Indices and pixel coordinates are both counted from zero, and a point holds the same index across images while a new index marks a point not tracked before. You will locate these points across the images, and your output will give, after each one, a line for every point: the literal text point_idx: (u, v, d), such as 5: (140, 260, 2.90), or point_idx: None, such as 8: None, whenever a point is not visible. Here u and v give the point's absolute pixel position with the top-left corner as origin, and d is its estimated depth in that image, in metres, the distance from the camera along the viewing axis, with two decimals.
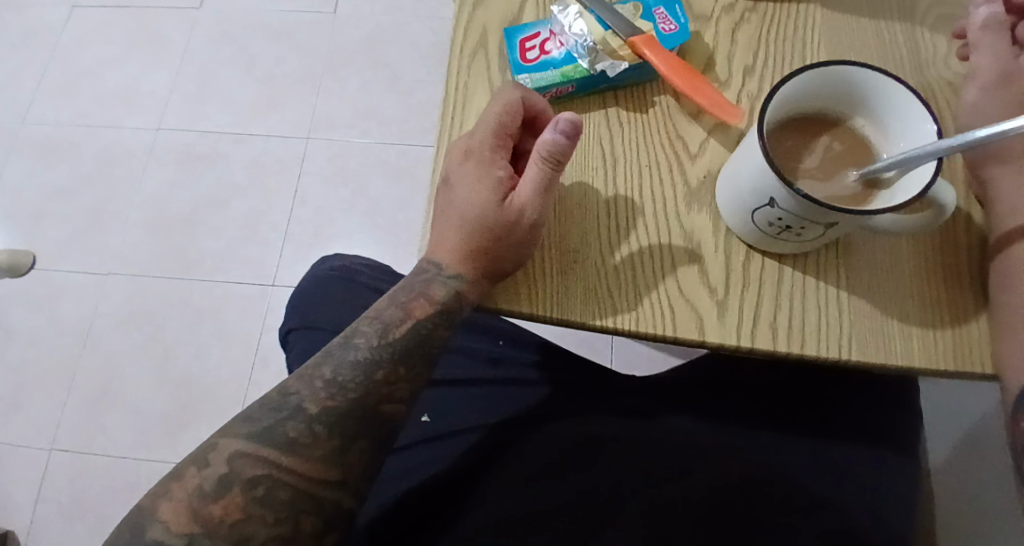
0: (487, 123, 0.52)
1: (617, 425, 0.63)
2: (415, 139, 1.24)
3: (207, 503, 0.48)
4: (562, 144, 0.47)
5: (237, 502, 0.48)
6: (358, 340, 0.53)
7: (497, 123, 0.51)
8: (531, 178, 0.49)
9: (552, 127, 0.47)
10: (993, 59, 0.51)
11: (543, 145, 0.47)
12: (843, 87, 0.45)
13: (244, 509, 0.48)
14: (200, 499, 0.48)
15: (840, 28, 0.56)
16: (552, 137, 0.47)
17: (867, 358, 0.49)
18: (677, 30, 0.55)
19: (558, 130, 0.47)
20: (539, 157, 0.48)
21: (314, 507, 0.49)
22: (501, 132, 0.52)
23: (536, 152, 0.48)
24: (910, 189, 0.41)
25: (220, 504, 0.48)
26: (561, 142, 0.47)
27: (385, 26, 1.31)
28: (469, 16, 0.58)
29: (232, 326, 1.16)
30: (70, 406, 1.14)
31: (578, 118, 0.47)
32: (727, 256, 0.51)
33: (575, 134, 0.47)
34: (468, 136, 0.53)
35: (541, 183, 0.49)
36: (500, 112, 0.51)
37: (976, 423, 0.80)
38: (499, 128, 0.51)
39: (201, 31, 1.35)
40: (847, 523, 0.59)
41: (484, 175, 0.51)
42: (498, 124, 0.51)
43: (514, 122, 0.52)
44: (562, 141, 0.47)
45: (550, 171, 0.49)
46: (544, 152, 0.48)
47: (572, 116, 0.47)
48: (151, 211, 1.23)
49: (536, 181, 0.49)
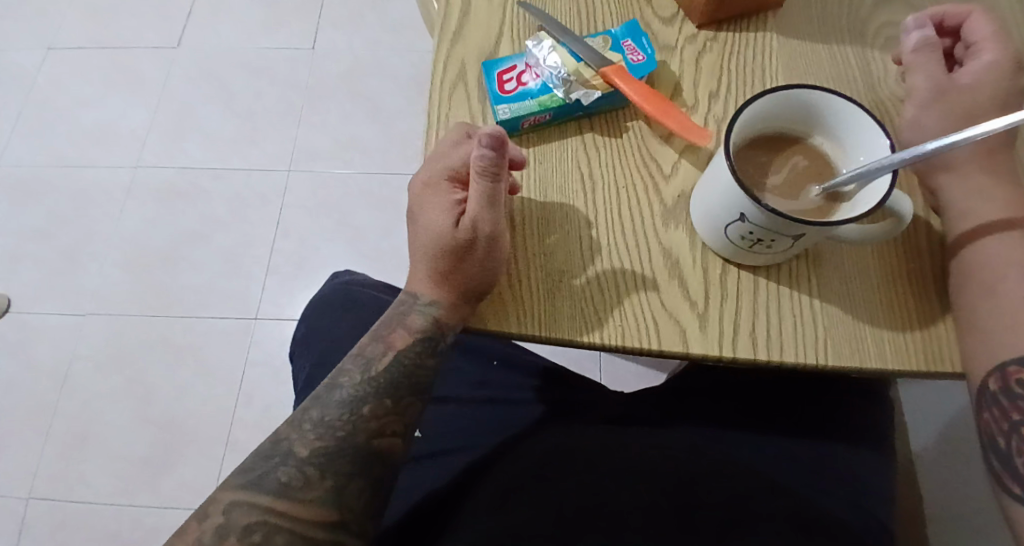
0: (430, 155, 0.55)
1: (592, 438, 0.64)
2: (398, 168, 1.26)
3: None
4: (491, 156, 0.50)
5: None
6: (341, 379, 0.54)
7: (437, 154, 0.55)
8: (475, 194, 0.51)
9: (477, 144, 0.50)
10: (926, 77, 0.54)
11: (475, 162, 0.50)
12: (804, 106, 0.48)
13: None
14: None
15: (797, 52, 0.59)
16: (479, 153, 0.50)
17: (841, 361, 0.52)
18: (645, 60, 0.58)
19: (484, 144, 0.50)
20: (475, 173, 0.51)
21: None
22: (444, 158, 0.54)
23: (472, 169, 0.51)
24: (869, 200, 0.44)
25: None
26: (489, 155, 0.50)
27: (364, 60, 1.34)
28: (448, 51, 0.60)
29: (217, 362, 1.16)
30: (49, 453, 1.13)
31: (500, 129, 0.50)
32: (705, 269, 0.54)
33: (500, 144, 0.50)
34: (418, 175, 0.56)
35: (485, 196, 0.51)
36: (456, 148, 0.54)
37: (959, 420, 0.84)
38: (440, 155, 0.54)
39: (178, 69, 1.37)
40: (817, 513, 0.61)
41: (434, 201, 0.54)
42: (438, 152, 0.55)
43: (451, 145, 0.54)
44: (490, 154, 0.50)
45: (492, 185, 0.51)
46: (478, 167, 0.51)
47: (493, 129, 0.50)
48: (129, 250, 1.23)
49: (480, 196, 0.51)
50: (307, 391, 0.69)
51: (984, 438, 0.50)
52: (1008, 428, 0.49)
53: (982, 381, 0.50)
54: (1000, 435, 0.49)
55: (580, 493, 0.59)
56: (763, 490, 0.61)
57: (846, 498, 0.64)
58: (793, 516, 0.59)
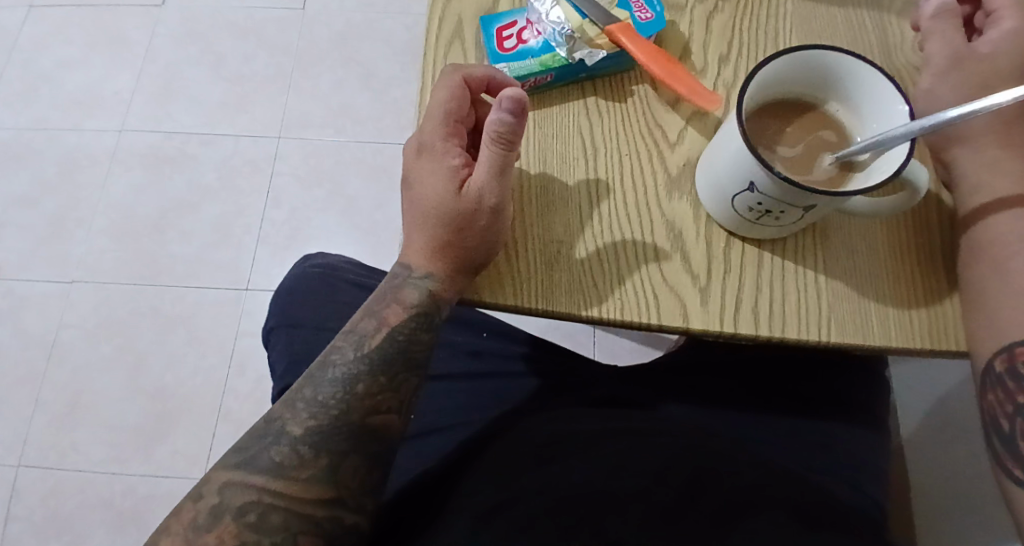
0: (435, 115, 0.52)
1: (592, 423, 0.62)
2: (392, 136, 1.23)
3: (201, 534, 0.48)
4: (510, 122, 0.47)
5: (228, 532, 0.48)
6: (335, 357, 0.52)
7: (445, 114, 0.52)
8: (485, 160, 0.49)
9: (496, 106, 0.47)
10: (944, 45, 0.52)
11: (491, 126, 0.47)
12: (820, 69, 0.46)
13: (237, 538, 0.48)
14: (195, 532, 0.48)
15: (812, 16, 0.57)
16: (497, 117, 0.47)
17: (847, 339, 0.50)
18: (653, 19, 0.55)
19: (504, 108, 0.47)
20: (489, 139, 0.48)
21: (310, 529, 0.49)
22: (451, 119, 0.52)
23: (486, 134, 0.48)
24: (885, 169, 0.42)
25: (214, 534, 0.48)
26: (508, 121, 0.47)
27: (356, 22, 1.30)
28: (444, 6, 0.57)
29: (206, 332, 1.14)
30: (37, 422, 1.11)
31: (522, 94, 0.47)
32: (708, 243, 0.52)
33: (521, 111, 0.47)
34: (418, 132, 0.53)
35: (496, 164, 0.49)
36: (446, 101, 0.51)
37: (946, 397, 0.83)
38: (447, 115, 0.52)
39: (165, 30, 1.33)
40: (821, 494, 0.60)
41: (438, 167, 0.52)
42: (446, 113, 0.52)
43: (461, 108, 0.52)
44: (509, 119, 0.47)
45: (504, 154, 0.48)
46: (493, 133, 0.48)
47: (516, 93, 0.46)
48: (118, 217, 1.21)
49: (492, 163, 0.49)
50: (292, 378, 0.67)
51: (986, 419, 0.48)
52: (1013, 411, 0.46)
53: (987, 361, 0.48)
54: (1004, 418, 0.47)
55: (585, 476, 0.57)
56: (773, 473, 0.60)
57: (843, 480, 0.63)
58: (797, 504, 0.58)
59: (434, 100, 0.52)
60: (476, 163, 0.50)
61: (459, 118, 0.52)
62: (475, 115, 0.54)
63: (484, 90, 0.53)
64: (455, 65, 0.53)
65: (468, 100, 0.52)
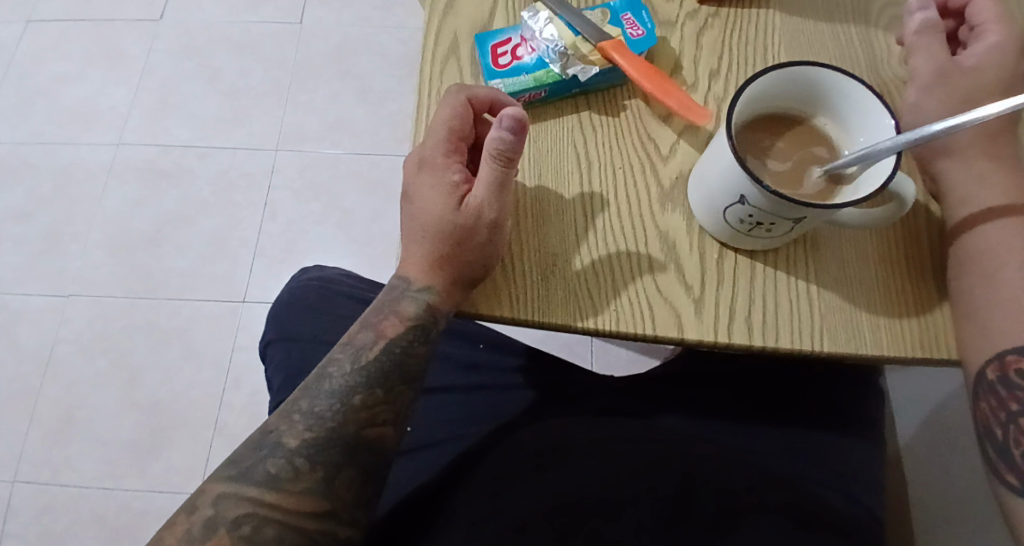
0: (437, 131, 0.53)
1: (587, 431, 0.63)
2: (388, 149, 1.24)
3: None
4: (510, 140, 0.48)
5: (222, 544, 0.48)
6: (331, 369, 0.53)
7: (448, 131, 0.53)
8: (484, 176, 0.50)
9: (496, 125, 0.48)
10: (929, 60, 0.53)
11: (491, 144, 0.48)
12: (809, 85, 0.47)
13: None
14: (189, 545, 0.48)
15: (800, 31, 0.58)
16: (496, 135, 0.48)
17: (839, 349, 0.51)
18: (645, 35, 0.56)
19: (504, 127, 0.48)
20: (489, 156, 0.49)
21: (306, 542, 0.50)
22: (453, 137, 0.53)
23: (486, 151, 0.49)
24: (872, 182, 0.43)
25: None
26: (508, 139, 0.48)
27: (352, 36, 1.31)
28: (440, 24, 0.58)
29: (203, 346, 1.14)
30: (31, 438, 1.11)
31: (521, 113, 0.49)
32: (702, 254, 0.52)
33: (521, 129, 0.48)
34: (419, 148, 0.54)
35: (495, 180, 0.50)
36: (449, 119, 0.52)
37: (941, 406, 0.84)
38: (449, 133, 0.53)
39: (162, 45, 1.34)
40: (813, 500, 0.61)
41: (438, 182, 0.52)
42: (449, 129, 0.52)
43: (464, 126, 0.53)
44: (509, 137, 0.48)
45: (503, 171, 0.49)
46: (493, 150, 0.49)
47: (515, 112, 0.48)
48: (114, 231, 1.21)
49: (491, 179, 0.50)
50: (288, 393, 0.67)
51: (980, 426, 0.49)
52: (1006, 418, 0.47)
53: (979, 369, 0.48)
54: (996, 425, 0.48)
55: (578, 482, 0.59)
56: (766, 481, 0.60)
57: (838, 489, 0.63)
58: (790, 507, 0.59)
59: (438, 118, 0.53)
60: (476, 179, 0.51)
61: (461, 136, 0.53)
62: (475, 133, 0.55)
63: (485, 110, 0.54)
64: (458, 85, 0.54)
65: (470, 119, 0.53)
